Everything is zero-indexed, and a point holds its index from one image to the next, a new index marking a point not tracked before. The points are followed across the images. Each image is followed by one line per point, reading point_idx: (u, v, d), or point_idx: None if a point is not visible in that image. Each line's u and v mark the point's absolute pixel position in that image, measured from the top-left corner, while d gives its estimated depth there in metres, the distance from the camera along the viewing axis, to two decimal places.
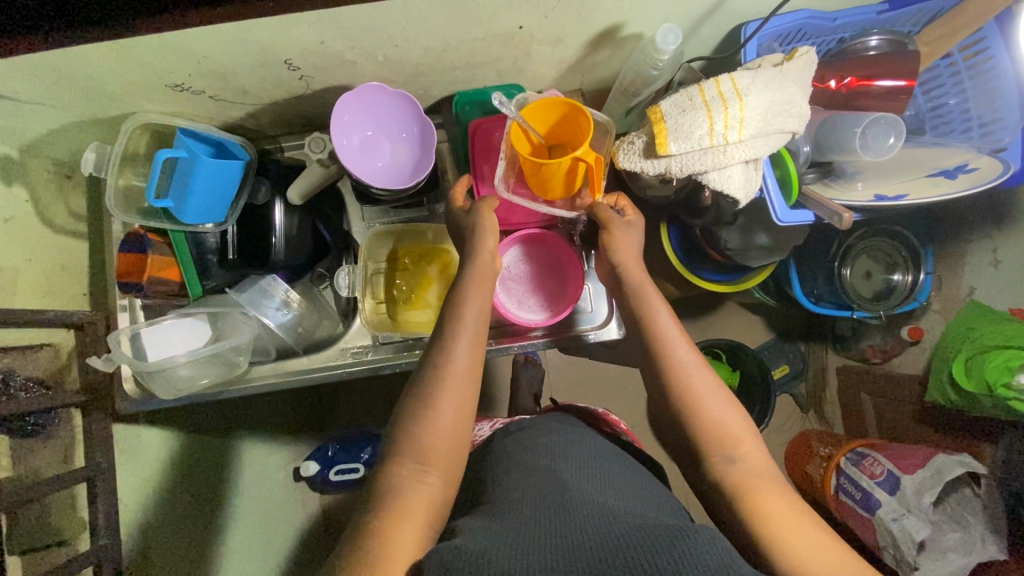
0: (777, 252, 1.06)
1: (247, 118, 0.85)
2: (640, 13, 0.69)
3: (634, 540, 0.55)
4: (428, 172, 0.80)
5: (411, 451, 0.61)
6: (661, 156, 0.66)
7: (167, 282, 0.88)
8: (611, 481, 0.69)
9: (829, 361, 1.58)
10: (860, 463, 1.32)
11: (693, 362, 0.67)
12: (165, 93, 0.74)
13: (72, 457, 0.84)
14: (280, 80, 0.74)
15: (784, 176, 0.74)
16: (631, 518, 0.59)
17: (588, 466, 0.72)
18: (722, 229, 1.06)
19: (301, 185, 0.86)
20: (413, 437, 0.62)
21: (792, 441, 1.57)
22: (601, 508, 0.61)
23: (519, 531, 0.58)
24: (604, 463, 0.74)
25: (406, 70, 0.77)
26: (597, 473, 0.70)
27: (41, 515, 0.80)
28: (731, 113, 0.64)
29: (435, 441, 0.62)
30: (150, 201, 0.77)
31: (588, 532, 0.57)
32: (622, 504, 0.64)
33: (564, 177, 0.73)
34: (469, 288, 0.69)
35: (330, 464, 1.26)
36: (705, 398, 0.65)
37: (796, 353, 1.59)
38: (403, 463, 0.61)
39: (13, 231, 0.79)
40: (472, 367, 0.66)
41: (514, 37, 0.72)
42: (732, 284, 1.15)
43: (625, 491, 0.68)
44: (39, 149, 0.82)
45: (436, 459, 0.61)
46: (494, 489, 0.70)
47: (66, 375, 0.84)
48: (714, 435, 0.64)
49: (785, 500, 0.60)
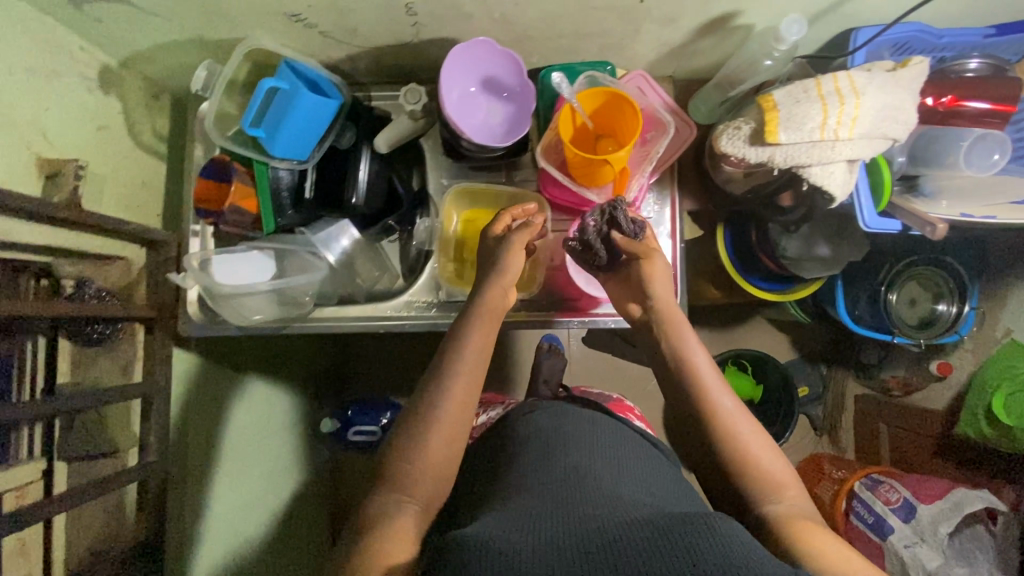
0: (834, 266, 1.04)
1: (345, 61, 0.86)
2: (761, 3, 0.70)
3: (649, 525, 0.51)
4: (519, 137, 0.80)
5: (414, 483, 0.63)
6: (767, 144, 0.67)
7: (244, 213, 0.87)
8: (621, 465, 0.68)
9: (848, 388, 1.58)
10: (874, 489, 1.30)
11: (736, 407, 0.68)
12: (277, 23, 0.74)
13: (132, 370, 0.85)
14: (393, 24, 0.74)
15: (877, 183, 0.74)
16: (646, 509, 0.57)
17: (601, 450, 0.70)
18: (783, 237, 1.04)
19: (391, 134, 0.87)
20: (411, 465, 0.63)
21: (801, 462, 1.56)
22: (609, 503, 0.58)
23: (533, 508, 0.58)
24: (620, 444, 0.73)
25: (515, 32, 0.77)
26: (613, 460, 0.69)
27: (97, 422, 0.82)
28: (846, 109, 0.64)
29: (431, 460, 0.64)
30: (246, 127, 0.79)
31: (597, 520, 0.54)
32: (635, 492, 0.62)
33: (598, 170, 0.76)
34: (470, 324, 0.71)
35: (350, 423, 1.30)
36: (749, 445, 0.66)
37: (818, 375, 1.58)
38: (395, 494, 0.62)
39: (107, 140, 0.79)
40: (466, 396, 0.67)
41: (631, 11, 0.72)
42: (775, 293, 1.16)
43: (637, 476, 0.67)
44: (137, 64, 0.83)
45: (421, 486, 0.63)
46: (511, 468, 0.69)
47: (134, 291, 0.84)
48: (728, 432, 0.67)
49: (804, 514, 0.62)
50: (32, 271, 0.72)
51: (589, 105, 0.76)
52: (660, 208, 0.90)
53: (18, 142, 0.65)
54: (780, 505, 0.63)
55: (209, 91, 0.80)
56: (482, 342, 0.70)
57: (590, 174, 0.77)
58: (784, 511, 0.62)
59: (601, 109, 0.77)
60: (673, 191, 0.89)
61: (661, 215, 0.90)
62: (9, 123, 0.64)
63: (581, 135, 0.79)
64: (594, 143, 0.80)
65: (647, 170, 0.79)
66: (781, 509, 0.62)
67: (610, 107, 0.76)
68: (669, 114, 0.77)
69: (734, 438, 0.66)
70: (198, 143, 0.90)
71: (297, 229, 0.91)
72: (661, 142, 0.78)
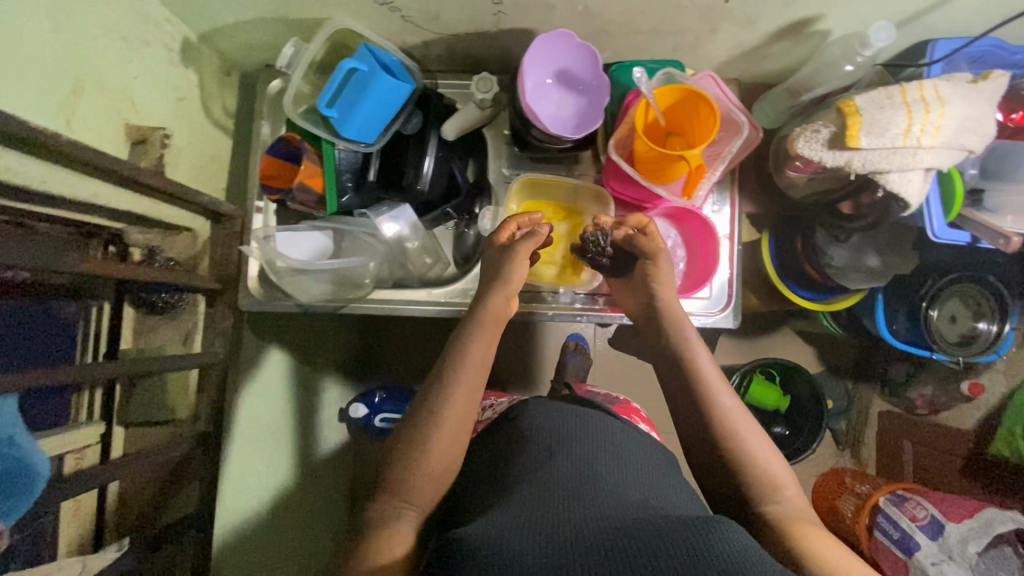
0: (880, 279, 1.00)
1: (418, 47, 0.87)
2: (845, 9, 0.71)
3: (643, 523, 0.49)
4: (590, 130, 0.81)
5: (412, 491, 0.62)
6: (847, 148, 0.67)
7: (311, 191, 0.87)
8: (623, 454, 0.63)
9: (873, 404, 1.54)
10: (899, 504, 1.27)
11: (739, 409, 0.67)
12: (362, 5, 0.75)
13: (192, 341, 0.85)
14: (475, 11, 0.75)
15: (949, 193, 0.75)
16: (649, 506, 0.54)
17: (607, 448, 0.63)
18: (829, 246, 1.01)
19: (459, 122, 0.88)
20: (411, 473, 0.62)
21: (822, 477, 1.52)
22: (613, 496, 0.55)
23: (533, 498, 0.54)
24: (628, 443, 0.66)
25: (594, 25, 0.78)
26: (621, 453, 0.63)
27: (158, 390, 0.84)
28: (931, 118, 0.65)
29: (433, 466, 0.63)
30: (321, 107, 0.80)
31: (597, 518, 0.50)
32: (637, 489, 0.57)
33: (669, 167, 0.76)
34: (474, 334, 0.70)
35: (377, 410, 1.21)
36: (751, 446, 0.65)
37: (843, 389, 1.54)
38: (393, 501, 0.62)
39: (183, 112, 0.80)
40: (468, 398, 0.66)
41: (714, 10, 0.73)
42: (819, 304, 1.10)
43: (648, 476, 0.61)
44: (214, 40, 0.84)
45: (419, 494, 0.62)
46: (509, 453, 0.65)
47: (199, 263, 0.85)
48: (730, 432, 0.66)
49: (805, 517, 0.61)
50: (102, 238, 0.73)
51: (665, 101, 0.77)
52: (720, 207, 0.90)
53: (109, 109, 0.67)
54: (781, 506, 0.62)
55: (290, 69, 0.80)
56: (483, 352, 0.70)
57: (661, 170, 0.77)
58: (788, 515, 0.61)
59: (676, 107, 0.78)
60: (733, 191, 0.90)
61: (722, 214, 0.90)
62: (101, 89, 0.66)
63: (654, 132, 0.80)
64: (664, 141, 0.81)
65: (719, 170, 0.80)
66: (783, 513, 0.61)
67: (687, 105, 0.77)
68: (744, 116, 0.76)
69: (736, 437, 0.65)
70: (265, 120, 0.90)
71: (356, 212, 0.91)
72: (733, 144, 0.79)
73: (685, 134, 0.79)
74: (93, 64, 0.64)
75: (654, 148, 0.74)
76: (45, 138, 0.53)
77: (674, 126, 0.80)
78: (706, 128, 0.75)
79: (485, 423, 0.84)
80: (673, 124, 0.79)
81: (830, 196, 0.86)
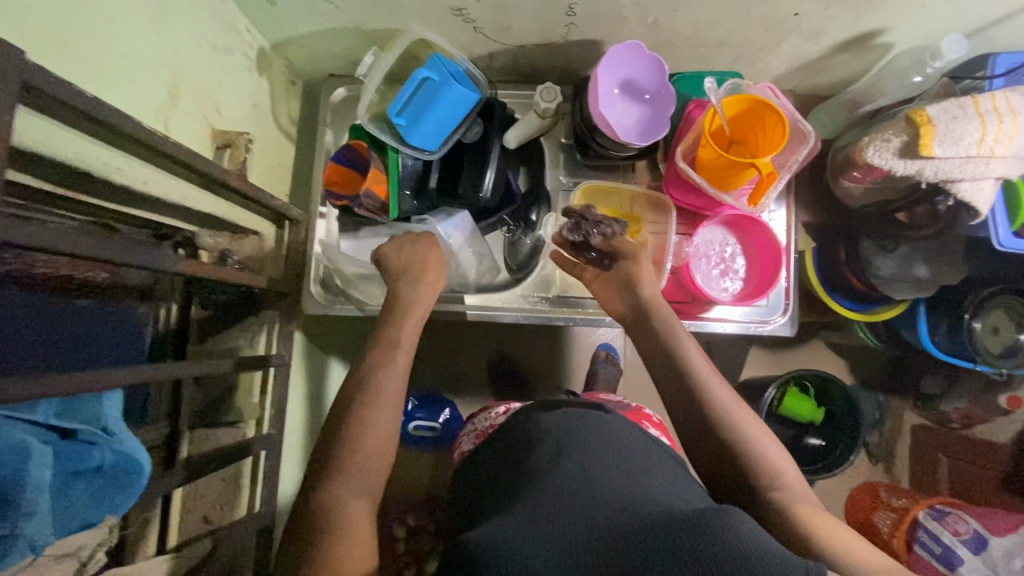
0: (925, 289, 1.00)
1: (482, 58, 0.89)
2: (913, 22, 0.73)
3: (654, 530, 0.45)
4: (656, 138, 0.82)
5: (352, 480, 0.58)
6: (919, 157, 0.68)
7: (375, 197, 0.88)
8: (621, 446, 0.59)
9: (906, 417, 1.50)
10: (940, 518, 1.24)
11: (731, 399, 0.66)
12: (437, 16, 0.77)
13: (259, 341, 0.87)
14: (547, 23, 0.77)
15: (1014, 203, 0.76)
16: (654, 503, 0.50)
17: (610, 438, 0.60)
18: (876, 256, 1.01)
19: (521, 130, 0.90)
20: (364, 464, 0.59)
21: (855, 492, 1.47)
22: (614, 495, 0.51)
23: (526, 495, 0.52)
24: (633, 438, 0.62)
25: (661, 37, 0.80)
26: (621, 446, 0.59)
27: (223, 390, 0.85)
28: (1003, 128, 0.66)
29: (376, 441, 0.60)
30: (392, 116, 0.82)
31: (597, 520, 0.48)
32: (641, 483, 0.53)
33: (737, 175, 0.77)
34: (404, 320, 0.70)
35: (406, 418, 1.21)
36: (750, 435, 0.64)
37: (874, 403, 1.49)
38: (336, 496, 0.57)
39: (256, 117, 0.82)
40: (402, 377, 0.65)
41: (783, 23, 0.75)
42: (864, 314, 1.07)
43: (653, 468, 0.57)
44: (286, 49, 0.86)
45: (358, 483, 0.58)
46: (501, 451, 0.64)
47: (265, 266, 0.87)
48: (728, 423, 0.64)
49: (808, 502, 0.61)
50: (172, 240, 0.73)
51: (731, 111, 0.78)
52: (776, 210, 0.91)
53: (197, 113, 0.69)
54: (784, 494, 0.61)
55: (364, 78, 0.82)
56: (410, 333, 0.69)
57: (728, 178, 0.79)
58: (793, 504, 0.61)
59: (741, 116, 0.79)
60: (790, 197, 0.91)
61: (778, 220, 0.91)
62: (193, 96, 0.68)
63: (719, 141, 0.81)
64: (728, 149, 0.82)
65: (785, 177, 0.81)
66: (786, 501, 0.61)
67: (753, 114, 0.78)
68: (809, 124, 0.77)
69: (732, 424, 0.64)
70: (329, 128, 0.92)
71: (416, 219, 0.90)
72: (800, 152, 0.79)
73: (748, 142, 0.81)
74: (186, 71, 0.66)
75: (724, 156, 0.75)
76: (157, 141, 0.55)
77: (737, 135, 0.81)
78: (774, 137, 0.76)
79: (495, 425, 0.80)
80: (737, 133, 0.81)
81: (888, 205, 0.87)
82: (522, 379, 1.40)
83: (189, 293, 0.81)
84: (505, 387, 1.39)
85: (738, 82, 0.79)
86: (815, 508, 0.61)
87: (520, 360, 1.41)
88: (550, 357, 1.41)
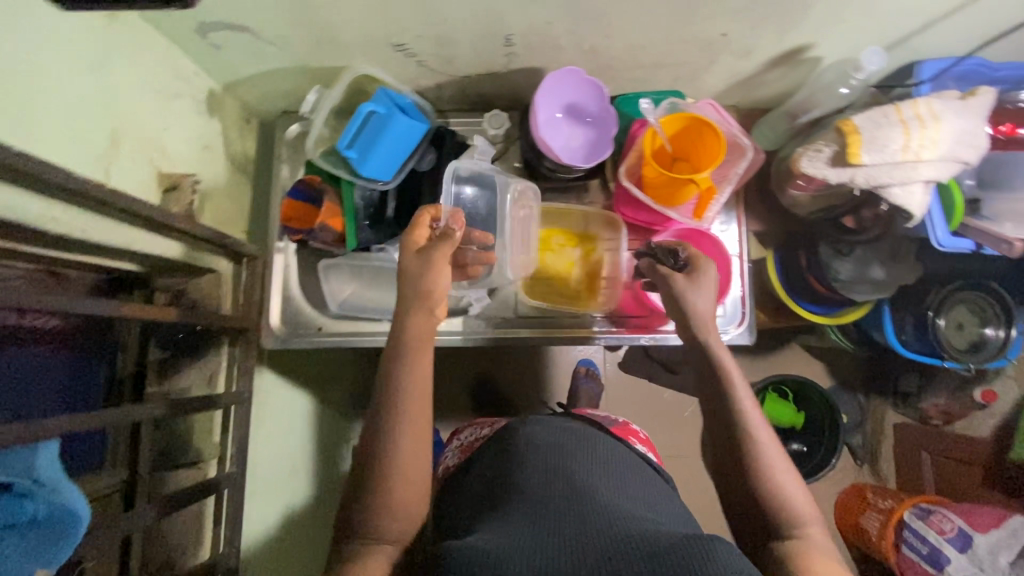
0: (884, 290, 1.02)
1: (431, 89, 0.91)
2: (835, 37, 0.75)
3: (649, 543, 0.49)
4: (601, 159, 0.85)
5: (386, 527, 0.60)
6: (849, 165, 0.71)
7: (330, 230, 0.89)
8: (616, 475, 0.62)
9: (886, 416, 1.50)
10: (925, 518, 1.23)
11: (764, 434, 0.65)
12: (380, 52, 0.79)
13: (216, 380, 0.86)
14: (487, 54, 0.80)
15: (949, 205, 0.78)
16: (648, 520, 0.54)
17: (607, 465, 0.65)
18: (835, 260, 1.01)
19: (473, 158, 0.92)
20: (385, 508, 0.61)
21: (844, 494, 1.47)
22: (611, 511, 0.55)
23: (534, 517, 0.55)
24: (626, 468, 0.66)
25: (600, 62, 0.82)
26: (614, 474, 0.63)
27: (181, 431, 0.84)
28: (927, 133, 0.69)
29: (405, 487, 0.62)
30: (342, 149, 0.83)
31: (595, 529, 0.51)
32: (636, 507, 0.58)
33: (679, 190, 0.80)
34: (404, 360, 0.66)
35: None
36: (775, 475, 0.62)
37: (854, 403, 1.51)
38: (367, 543, 0.60)
39: (208, 158, 0.83)
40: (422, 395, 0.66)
41: (712, 44, 0.78)
42: (829, 317, 1.09)
43: (643, 493, 0.62)
44: (236, 90, 0.88)
45: (393, 527, 0.61)
46: (507, 465, 0.65)
47: (222, 302, 0.86)
48: (757, 459, 0.63)
49: (831, 554, 0.57)
50: (129, 283, 0.75)
51: (667, 129, 0.81)
52: (727, 224, 0.94)
53: (142, 159, 0.70)
54: (803, 541, 0.58)
55: (313, 114, 0.84)
56: (421, 377, 0.66)
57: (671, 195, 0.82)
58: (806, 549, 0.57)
59: (678, 134, 0.82)
60: (739, 210, 0.93)
61: (730, 232, 0.94)
62: (137, 142, 0.69)
63: (662, 158, 0.83)
64: (671, 165, 0.84)
65: (727, 191, 0.84)
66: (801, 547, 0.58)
67: (690, 132, 0.81)
68: (747, 139, 0.81)
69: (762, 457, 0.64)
70: (284, 163, 0.93)
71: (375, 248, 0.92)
72: (739, 165, 0.83)
73: (689, 157, 0.83)
74: (129, 118, 0.68)
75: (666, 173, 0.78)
76: (93, 189, 0.56)
77: (677, 151, 0.84)
78: (711, 153, 0.79)
79: (482, 440, 0.81)
80: (677, 150, 0.83)
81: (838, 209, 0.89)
82: (501, 400, 1.40)
83: (148, 337, 0.80)
84: (484, 409, 1.38)
85: (672, 100, 0.82)
86: (834, 563, 0.56)
87: (499, 381, 1.40)
88: (529, 375, 1.41)
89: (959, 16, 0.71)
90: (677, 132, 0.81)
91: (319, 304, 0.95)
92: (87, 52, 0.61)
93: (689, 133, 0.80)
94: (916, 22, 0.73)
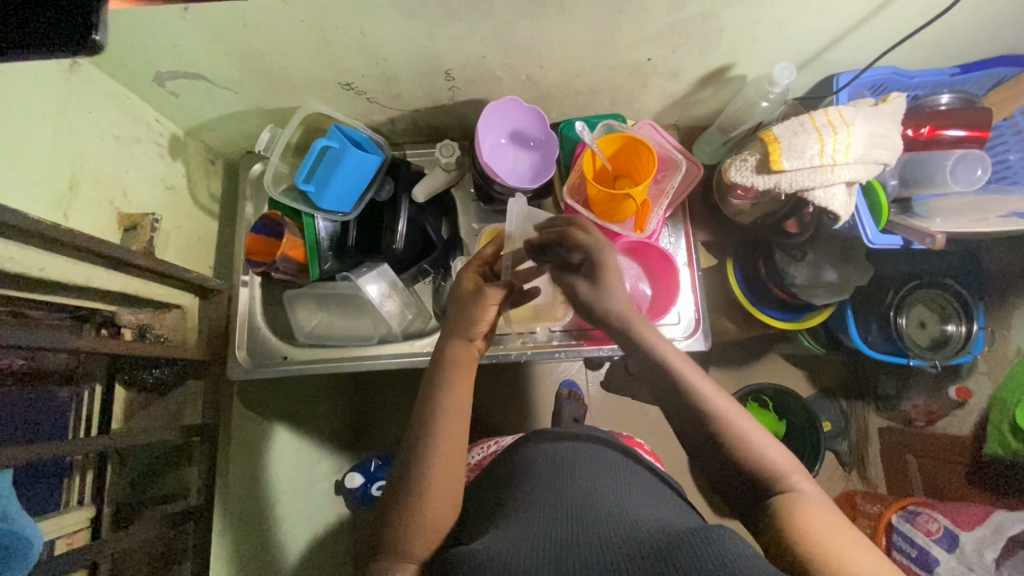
0: (842, 292, 1.02)
1: (385, 123, 0.96)
2: (751, 56, 0.81)
3: (651, 544, 0.52)
4: (546, 179, 0.90)
5: (415, 547, 0.61)
6: (773, 172, 0.75)
7: (293, 261, 0.92)
8: (618, 487, 0.66)
9: (869, 421, 1.45)
10: (913, 520, 1.19)
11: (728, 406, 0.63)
12: (332, 91, 0.85)
13: (184, 415, 0.88)
14: (432, 88, 0.85)
15: (874, 203, 0.83)
16: (652, 521, 0.58)
17: (602, 472, 0.70)
18: (789, 265, 1.03)
19: (427, 185, 0.96)
20: (406, 530, 0.62)
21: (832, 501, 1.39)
22: (613, 515, 0.59)
23: (536, 528, 0.58)
24: (628, 474, 0.71)
25: (538, 90, 0.88)
26: (617, 479, 0.69)
27: (149, 468, 0.85)
28: (840, 138, 0.73)
29: (435, 507, 0.63)
30: (299, 183, 0.87)
31: (598, 533, 0.56)
32: (636, 510, 0.62)
33: (619, 205, 0.84)
34: (444, 379, 0.70)
35: (374, 478, 1.17)
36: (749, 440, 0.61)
37: (837, 410, 1.44)
38: (393, 559, 0.61)
39: (172, 199, 0.88)
40: (461, 414, 0.69)
41: (640, 68, 0.83)
42: (794, 323, 1.09)
43: (641, 496, 0.66)
44: (199, 134, 0.93)
45: (418, 545, 0.61)
46: (512, 491, 0.69)
47: (187, 336, 0.88)
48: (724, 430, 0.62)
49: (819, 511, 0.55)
50: (95, 321, 0.75)
51: (604, 149, 0.86)
52: (676, 239, 0.98)
53: (102, 200, 0.74)
54: (796, 498, 0.57)
55: (270, 151, 0.89)
56: (461, 394, 0.70)
57: (613, 210, 0.86)
58: (796, 508, 0.55)
59: (616, 153, 0.87)
60: (685, 224, 0.98)
61: (678, 245, 0.98)
62: (96, 184, 0.73)
63: (603, 176, 0.88)
64: (613, 182, 0.89)
65: (664, 204, 0.89)
66: (792, 506, 0.56)
67: (626, 150, 0.86)
68: (680, 153, 0.87)
69: (729, 429, 0.61)
70: (249, 200, 0.98)
71: (339, 277, 0.95)
72: (675, 179, 0.88)
73: (628, 173, 0.88)
74: (89, 162, 0.72)
75: (603, 190, 0.82)
76: (48, 229, 0.59)
77: (617, 168, 0.89)
78: (645, 168, 0.83)
79: (490, 456, 0.91)
80: (617, 167, 0.88)
81: (781, 212, 0.93)
82: (482, 423, 1.40)
83: (112, 373, 0.81)
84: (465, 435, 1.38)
85: (607, 122, 0.87)
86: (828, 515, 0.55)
87: (479, 406, 1.42)
88: (509, 399, 1.42)
89: (861, 31, 0.77)
90: (614, 151, 0.86)
91: (287, 336, 0.97)
92: (46, 103, 0.65)
93: (625, 151, 0.85)
94: (823, 39, 0.78)
